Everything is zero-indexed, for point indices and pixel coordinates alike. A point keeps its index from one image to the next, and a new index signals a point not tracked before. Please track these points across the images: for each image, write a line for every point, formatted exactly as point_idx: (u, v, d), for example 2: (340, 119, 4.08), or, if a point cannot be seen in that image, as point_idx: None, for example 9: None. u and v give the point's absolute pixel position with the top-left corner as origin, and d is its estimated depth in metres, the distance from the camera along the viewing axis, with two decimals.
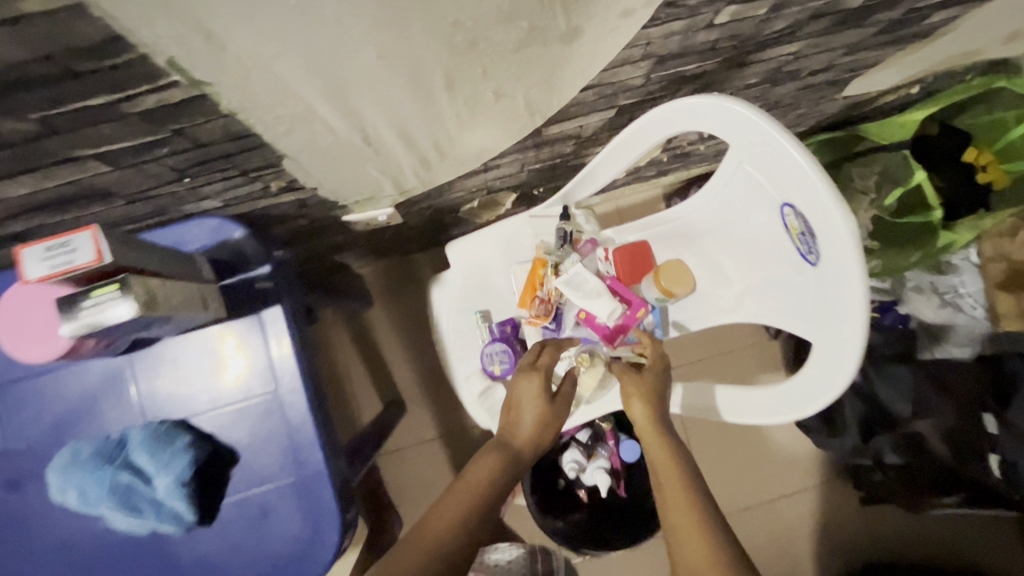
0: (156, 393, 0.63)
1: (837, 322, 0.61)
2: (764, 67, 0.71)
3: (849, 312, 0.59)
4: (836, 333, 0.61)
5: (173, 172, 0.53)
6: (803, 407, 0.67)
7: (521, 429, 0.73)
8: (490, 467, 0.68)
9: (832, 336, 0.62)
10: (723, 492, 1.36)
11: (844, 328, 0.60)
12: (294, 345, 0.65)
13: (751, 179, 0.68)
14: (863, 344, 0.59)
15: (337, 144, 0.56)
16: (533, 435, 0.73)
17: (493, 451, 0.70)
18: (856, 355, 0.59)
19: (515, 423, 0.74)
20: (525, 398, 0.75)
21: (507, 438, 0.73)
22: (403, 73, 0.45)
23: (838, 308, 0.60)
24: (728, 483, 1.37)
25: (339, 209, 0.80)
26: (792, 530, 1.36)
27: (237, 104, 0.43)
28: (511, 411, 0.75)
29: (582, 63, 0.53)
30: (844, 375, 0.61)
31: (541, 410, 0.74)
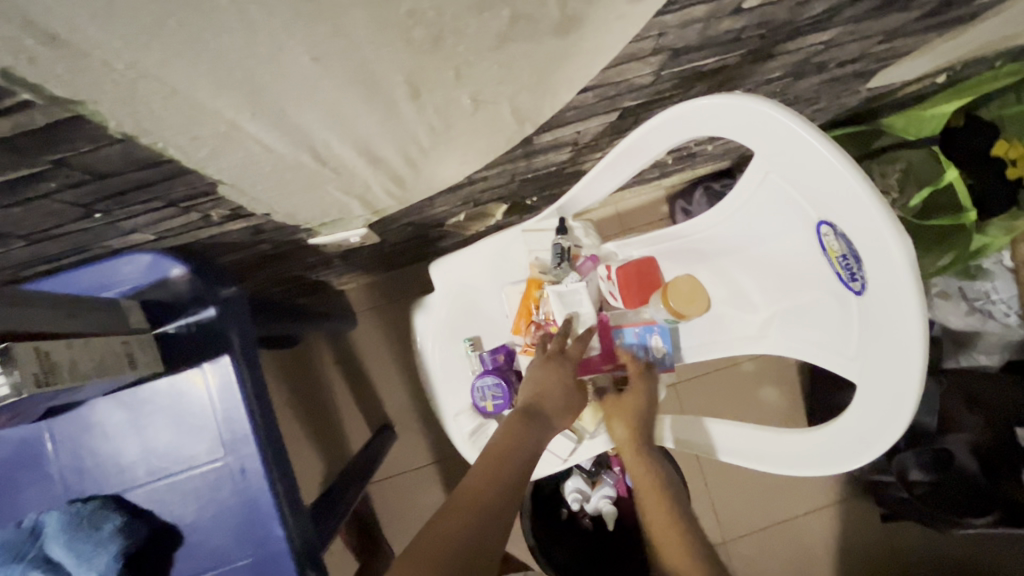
0: (83, 463, 0.53)
1: (885, 368, 0.51)
2: (790, 60, 0.61)
3: (903, 366, 0.49)
4: (884, 380, 0.52)
5: (77, 209, 0.43)
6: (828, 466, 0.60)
7: (553, 398, 0.69)
8: (520, 432, 0.64)
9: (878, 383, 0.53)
10: (722, 517, 1.27)
11: (894, 377, 0.51)
12: (246, 402, 0.54)
13: (781, 192, 0.58)
14: (917, 400, 0.50)
15: (283, 166, 0.46)
16: (565, 407, 0.69)
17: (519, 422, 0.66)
18: (910, 411, 0.50)
19: (545, 394, 0.70)
20: (557, 376, 0.71)
21: (537, 408, 0.68)
22: (350, 78, 0.35)
23: (885, 352, 0.51)
24: (730, 507, 1.27)
25: (303, 232, 0.69)
26: (802, 556, 1.26)
27: (132, 127, 0.33)
28: (538, 384, 0.71)
29: (580, 62, 0.43)
30: (887, 437, 0.53)
31: (571, 387, 0.71)
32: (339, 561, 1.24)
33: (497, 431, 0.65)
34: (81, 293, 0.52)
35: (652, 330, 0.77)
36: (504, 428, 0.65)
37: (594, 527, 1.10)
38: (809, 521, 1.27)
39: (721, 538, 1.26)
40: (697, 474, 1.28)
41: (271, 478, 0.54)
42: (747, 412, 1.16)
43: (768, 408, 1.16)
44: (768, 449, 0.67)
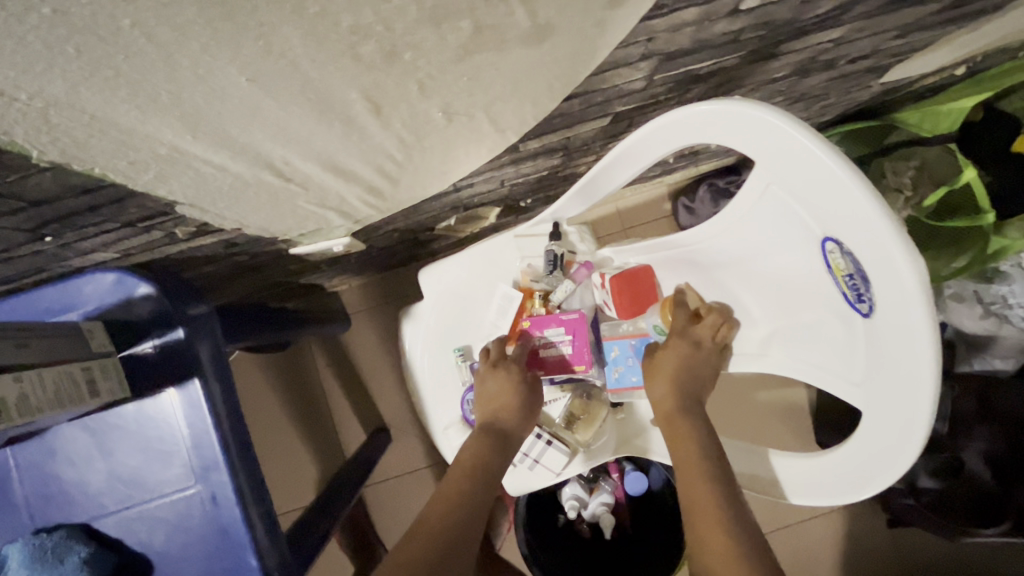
0: (49, 490, 0.51)
1: (895, 398, 0.47)
2: (797, 58, 0.57)
3: (916, 393, 0.45)
4: (892, 411, 0.48)
5: (22, 233, 0.41)
6: (849, 494, 0.55)
7: (508, 410, 0.70)
8: (484, 453, 0.66)
9: (888, 413, 0.49)
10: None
11: (904, 409, 0.47)
12: (218, 429, 0.52)
13: (784, 205, 0.54)
14: (928, 432, 0.46)
15: (243, 185, 0.43)
16: (522, 416, 0.70)
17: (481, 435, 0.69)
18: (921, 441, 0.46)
19: (501, 407, 0.71)
20: (505, 384, 0.71)
21: (497, 424, 0.70)
22: (298, 96, 0.31)
23: (894, 382, 0.47)
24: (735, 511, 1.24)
25: (281, 242, 0.66)
26: (808, 562, 1.23)
27: (57, 155, 0.30)
28: (493, 399, 0.71)
29: (561, 71, 0.39)
30: (899, 470, 0.49)
31: (523, 393, 0.71)
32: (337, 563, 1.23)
33: (461, 453, 0.67)
34: (44, 315, 0.50)
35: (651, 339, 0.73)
36: (467, 450, 0.67)
37: (592, 533, 1.07)
38: (814, 526, 1.24)
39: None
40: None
41: (245, 509, 0.52)
42: (752, 421, 1.11)
43: (770, 407, 1.13)
44: (797, 477, 0.60)
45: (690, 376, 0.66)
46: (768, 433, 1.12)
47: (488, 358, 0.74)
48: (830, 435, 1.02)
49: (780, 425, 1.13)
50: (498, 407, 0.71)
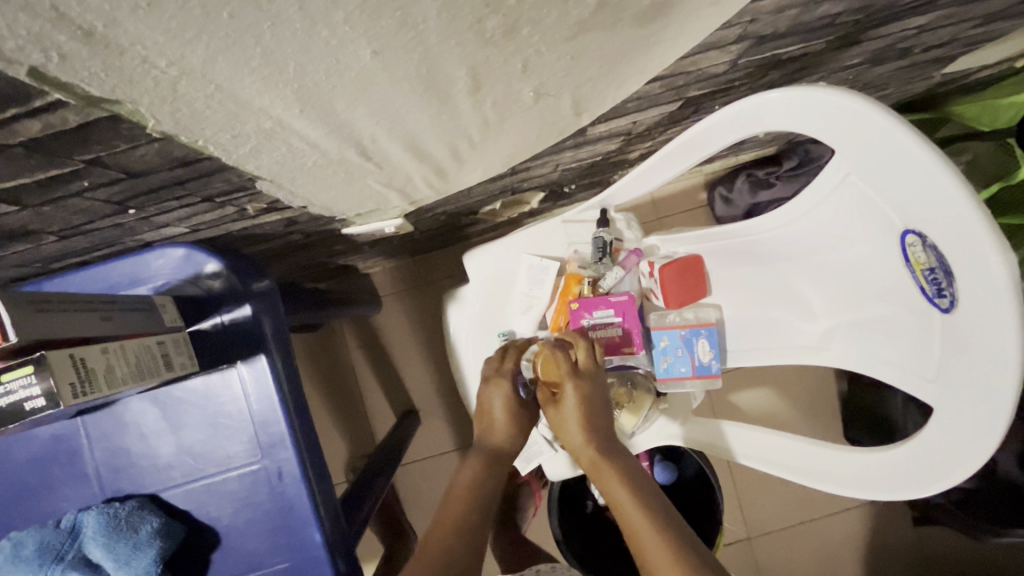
0: (121, 461, 0.52)
1: (966, 408, 0.48)
2: (876, 45, 0.55)
3: (975, 428, 0.47)
4: (957, 425, 0.49)
5: (109, 206, 0.41)
6: (867, 492, 0.59)
7: (498, 429, 0.70)
8: (475, 472, 0.66)
9: (947, 432, 0.50)
10: (744, 513, 1.25)
11: (978, 416, 0.47)
12: (285, 407, 0.52)
13: (861, 196, 0.53)
14: (985, 461, 0.47)
15: (326, 162, 0.42)
16: (512, 435, 0.70)
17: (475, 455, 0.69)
18: (965, 472, 0.49)
19: (491, 425, 0.71)
20: (499, 403, 0.71)
21: (487, 443, 0.70)
22: (412, 71, 0.31)
23: (966, 395, 0.47)
24: (753, 503, 1.25)
25: (337, 222, 0.66)
26: (786, 566, 1.23)
27: (171, 126, 0.30)
28: (485, 417, 0.72)
29: (657, 53, 0.39)
30: (933, 488, 0.52)
31: (515, 411, 0.71)
32: (364, 540, 1.25)
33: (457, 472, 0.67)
34: (115, 289, 0.51)
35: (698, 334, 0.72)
36: (462, 470, 0.67)
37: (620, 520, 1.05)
38: (839, 520, 1.24)
39: (745, 534, 1.24)
40: (724, 469, 1.25)
41: (310, 483, 0.53)
42: (777, 416, 1.12)
43: (755, 412, 1.12)
44: (827, 468, 0.63)
45: (598, 411, 0.67)
46: (796, 427, 1.12)
47: (484, 374, 0.74)
48: (861, 431, 1.02)
49: (809, 419, 1.12)
50: (494, 423, 0.71)
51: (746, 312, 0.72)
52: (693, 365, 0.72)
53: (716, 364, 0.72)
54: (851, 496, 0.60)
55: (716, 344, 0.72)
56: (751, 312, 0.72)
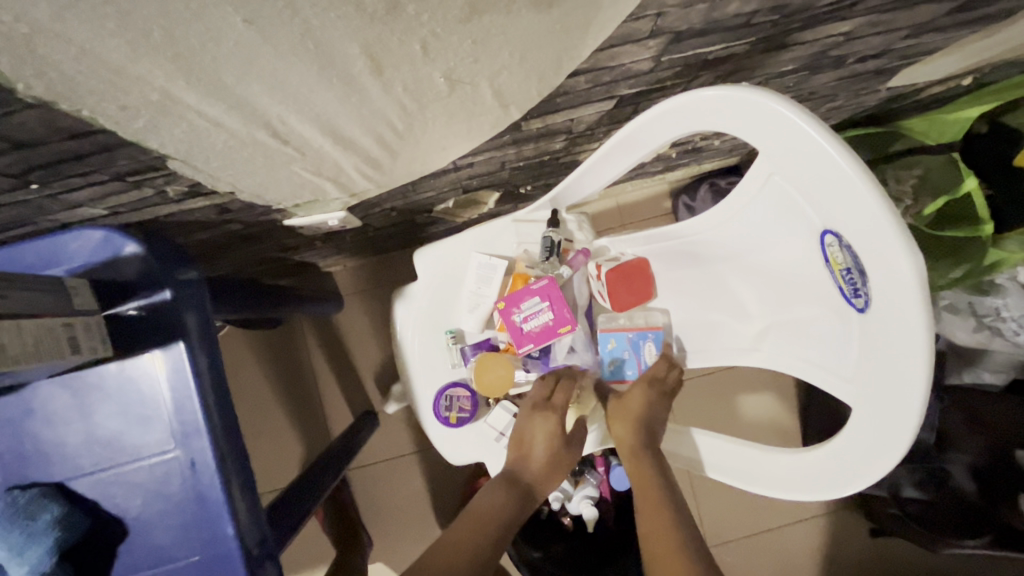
0: (27, 448, 0.50)
1: (881, 410, 0.48)
2: (808, 51, 0.56)
3: (891, 423, 0.47)
4: (874, 427, 0.49)
5: (9, 178, 0.40)
6: (790, 492, 0.59)
7: (534, 462, 0.70)
8: (500, 500, 0.67)
9: (866, 432, 0.50)
10: (704, 522, 1.24)
11: (892, 417, 0.47)
12: (200, 394, 0.51)
13: (786, 197, 0.54)
14: (898, 461, 0.48)
15: (239, 143, 0.42)
16: (548, 470, 0.70)
17: (503, 483, 0.69)
18: (882, 469, 0.49)
19: (527, 456, 0.71)
20: (539, 434, 0.71)
21: (519, 473, 0.70)
22: (296, 46, 0.31)
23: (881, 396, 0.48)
24: (712, 512, 1.24)
25: (277, 212, 0.66)
26: None
27: (45, 90, 0.30)
28: (522, 442, 0.72)
29: (566, 43, 0.39)
30: (850, 488, 0.53)
31: (554, 445, 0.71)
32: (318, 543, 1.23)
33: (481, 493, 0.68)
34: (28, 268, 0.49)
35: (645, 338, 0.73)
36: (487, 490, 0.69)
37: (574, 526, 1.06)
38: (796, 533, 1.24)
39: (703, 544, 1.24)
40: (684, 477, 1.25)
41: (224, 474, 0.51)
42: (733, 424, 1.12)
43: (710, 416, 1.12)
44: (755, 470, 0.62)
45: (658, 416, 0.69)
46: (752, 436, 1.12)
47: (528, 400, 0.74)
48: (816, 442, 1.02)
49: (767, 429, 1.11)
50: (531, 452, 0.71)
51: (690, 316, 0.73)
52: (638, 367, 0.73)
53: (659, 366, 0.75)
54: (774, 495, 0.60)
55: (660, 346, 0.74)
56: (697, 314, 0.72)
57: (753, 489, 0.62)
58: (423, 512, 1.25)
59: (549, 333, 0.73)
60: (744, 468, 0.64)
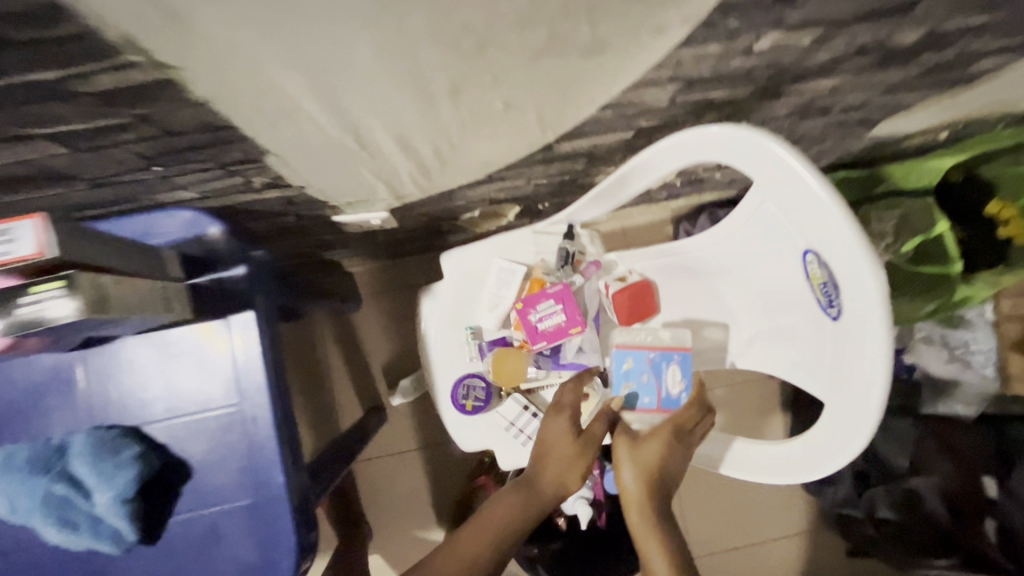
0: (110, 394, 0.58)
1: (849, 403, 0.56)
2: (799, 100, 0.66)
3: (858, 415, 0.55)
4: (842, 420, 0.58)
5: (140, 160, 0.48)
6: (769, 477, 0.67)
7: (549, 465, 0.69)
8: (511, 505, 0.66)
9: (832, 425, 0.59)
10: (689, 534, 1.30)
11: (855, 411, 0.56)
12: (263, 357, 0.59)
13: (775, 221, 0.63)
14: (863, 448, 0.56)
15: (327, 145, 0.51)
16: (563, 473, 0.69)
17: (513, 489, 0.68)
18: (849, 456, 0.57)
19: (541, 458, 0.70)
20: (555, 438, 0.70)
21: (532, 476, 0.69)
22: (402, 72, 0.40)
23: (849, 392, 0.56)
24: (699, 525, 1.30)
25: (330, 208, 0.74)
26: None
27: (209, 94, 0.39)
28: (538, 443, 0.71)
29: (604, 82, 0.48)
30: (821, 473, 0.61)
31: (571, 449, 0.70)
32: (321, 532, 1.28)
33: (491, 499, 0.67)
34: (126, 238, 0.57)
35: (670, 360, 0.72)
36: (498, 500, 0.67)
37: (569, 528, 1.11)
38: (779, 549, 1.30)
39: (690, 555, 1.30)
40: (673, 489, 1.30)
41: (278, 429, 0.59)
42: None
43: None
44: (738, 458, 0.70)
45: (673, 467, 0.67)
46: None
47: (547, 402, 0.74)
48: None
49: None
50: (547, 455, 0.70)
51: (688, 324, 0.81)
52: (658, 395, 0.72)
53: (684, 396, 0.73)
54: (752, 479, 0.68)
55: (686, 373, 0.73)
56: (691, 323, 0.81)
57: (734, 475, 0.70)
58: (422, 508, 1.31)
59: (559, 333, 0.82)
60: (726, 456, 0.71)
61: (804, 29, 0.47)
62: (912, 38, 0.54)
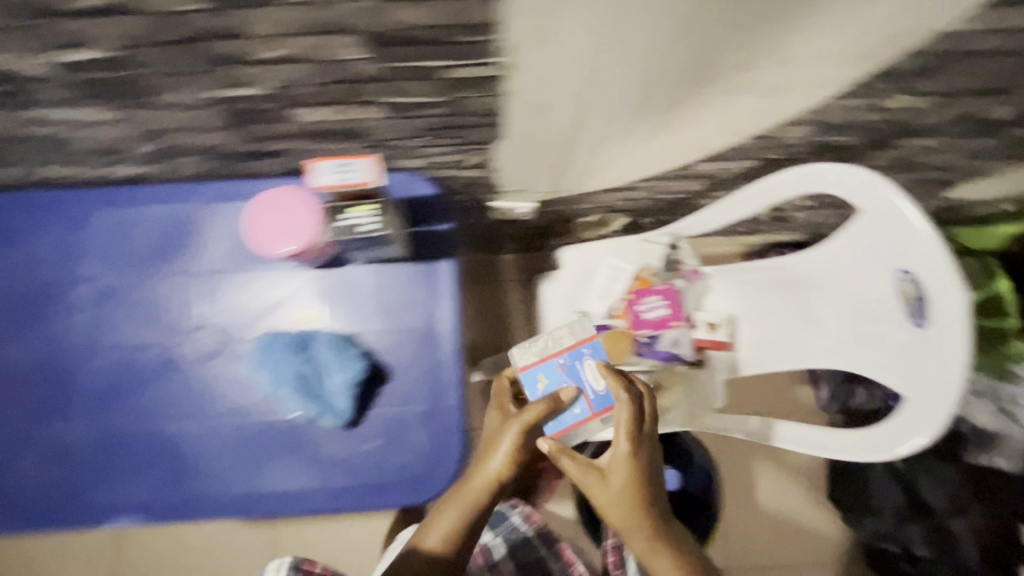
0: (336, 307, 0.74)
1: (929, 394, 0.69)
2: (899, 153, 0.81)
3: (936, 404, 0.68)
4: (920, 408, 0.70)
5: (416, 130, 0.65)
6: (849, 456, 0.81)
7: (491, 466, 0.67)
8: (461, 511, 0.66)
9: (916, 411, 0.71)
10: (728, 541, 1.27)
11: (932, 401, 0.68)
12: (453, 295, 0.75)
13: (872, 243, 0.76)
14: (937, 433, 0.68)
15: (546, 136, 0.68)
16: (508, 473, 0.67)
17: (460, 497, 0.67)
18: (924, 438, 0.69)
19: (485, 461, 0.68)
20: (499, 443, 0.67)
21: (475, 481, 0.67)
22: (640, 88, 0.57)
23: (929, 385, 0.69)
24: (740, 533, 1.27)
25: (494, 193, 0.91)
26: None
27: (510, 88, 0.55)
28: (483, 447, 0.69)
29: (765, 113, 0.64)
30: (895, 453, 0.74)
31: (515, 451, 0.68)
32: None
33: (441, 507, 0.67)
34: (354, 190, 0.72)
35: (582, 355, 0.72)
36: (441, 511, 0.67)
37: None
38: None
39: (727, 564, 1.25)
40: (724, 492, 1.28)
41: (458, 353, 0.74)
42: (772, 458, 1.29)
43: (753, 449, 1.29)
44: (821, 441, 0.86)
45: (651, 477, 0.66)
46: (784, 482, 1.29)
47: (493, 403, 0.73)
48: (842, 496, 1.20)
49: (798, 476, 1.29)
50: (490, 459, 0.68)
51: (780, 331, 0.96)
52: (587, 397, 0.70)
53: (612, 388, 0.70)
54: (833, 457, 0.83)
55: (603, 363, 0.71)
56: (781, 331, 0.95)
57: (817, 454, 0.86)
58: None
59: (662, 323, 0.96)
60: (810, 440, 0.88)
61: (926, 95, 0.62)
62: (1003, 113, 0.69)
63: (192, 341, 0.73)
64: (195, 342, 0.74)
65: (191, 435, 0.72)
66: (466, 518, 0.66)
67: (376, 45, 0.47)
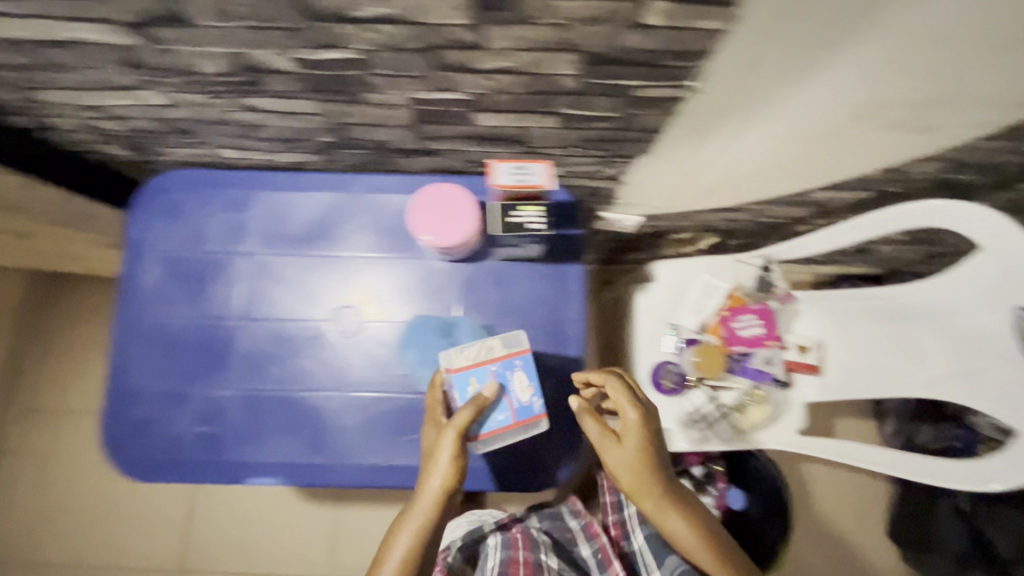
0: (471, 299, 0.80)
1: None
2: (1013, 195, 0.84)
3: None
4: None
5: (573, 141, 0.71)
6: (961, 484, 0.82)
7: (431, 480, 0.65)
8: (421, 528, 0.65)
9: None
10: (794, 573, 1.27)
11: None
12: (580, 296, 0.80)
13: (991, 279, 0.80)
14: None
15: (689, 155, 0.72)
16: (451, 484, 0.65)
17: (410, 516, 0.65)
18: None
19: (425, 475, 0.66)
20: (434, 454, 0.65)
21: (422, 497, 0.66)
22: (804, 117, 0.61)
23: None
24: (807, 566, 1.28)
25: (607, 204, 0.96)
26: None
27: (683, 110, 0.60)
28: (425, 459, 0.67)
29: (905, 148, 0.68)
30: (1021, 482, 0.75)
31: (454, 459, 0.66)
32: None
33: (393, 529, 0.66)
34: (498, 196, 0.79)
35: (513, 366, 0.69)
36: (401, 525, 0.65)
37: None
38: None
39: None
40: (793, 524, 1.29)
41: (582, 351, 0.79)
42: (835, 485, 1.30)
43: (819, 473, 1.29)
44: (923, 468, 0.86)
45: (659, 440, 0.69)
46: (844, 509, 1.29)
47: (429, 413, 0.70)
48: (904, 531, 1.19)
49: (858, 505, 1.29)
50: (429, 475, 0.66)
51: (872, 359, 0.97)
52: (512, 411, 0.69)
53: (536, 403, 0.70)
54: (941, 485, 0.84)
55: (533, 378, 0.70)
56: (874, 360, 0.97)
57: (922, 480, 0.86)
58: None
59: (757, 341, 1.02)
60: (910, 466, 0.88)
61: None
62: None
63: (338, 320, 0.79)
64: (341, 321, 0.80)
65: (333, 405, 0.78)
66: (429, 531, 0.65)
67: (591, 63, 0.52)
